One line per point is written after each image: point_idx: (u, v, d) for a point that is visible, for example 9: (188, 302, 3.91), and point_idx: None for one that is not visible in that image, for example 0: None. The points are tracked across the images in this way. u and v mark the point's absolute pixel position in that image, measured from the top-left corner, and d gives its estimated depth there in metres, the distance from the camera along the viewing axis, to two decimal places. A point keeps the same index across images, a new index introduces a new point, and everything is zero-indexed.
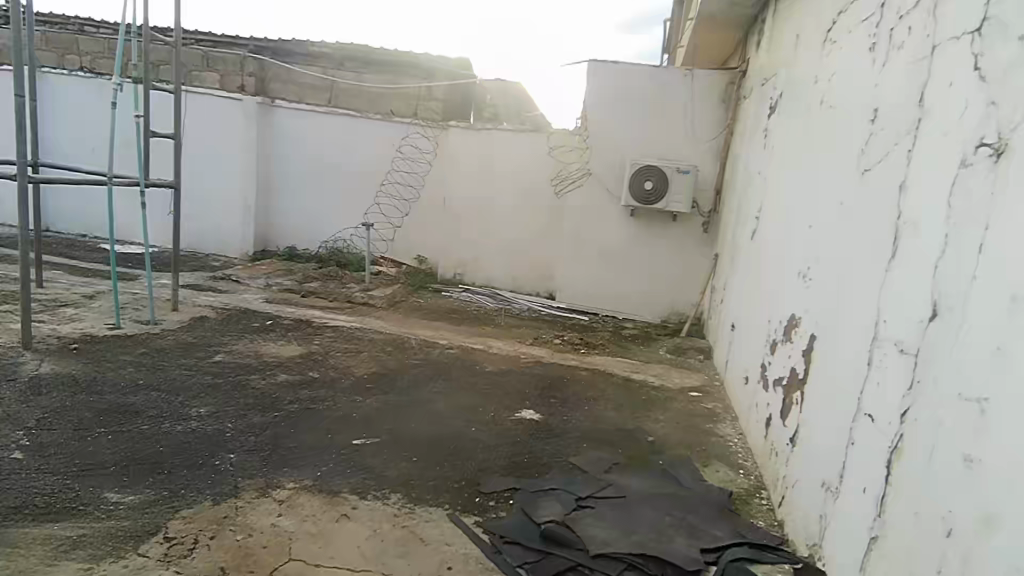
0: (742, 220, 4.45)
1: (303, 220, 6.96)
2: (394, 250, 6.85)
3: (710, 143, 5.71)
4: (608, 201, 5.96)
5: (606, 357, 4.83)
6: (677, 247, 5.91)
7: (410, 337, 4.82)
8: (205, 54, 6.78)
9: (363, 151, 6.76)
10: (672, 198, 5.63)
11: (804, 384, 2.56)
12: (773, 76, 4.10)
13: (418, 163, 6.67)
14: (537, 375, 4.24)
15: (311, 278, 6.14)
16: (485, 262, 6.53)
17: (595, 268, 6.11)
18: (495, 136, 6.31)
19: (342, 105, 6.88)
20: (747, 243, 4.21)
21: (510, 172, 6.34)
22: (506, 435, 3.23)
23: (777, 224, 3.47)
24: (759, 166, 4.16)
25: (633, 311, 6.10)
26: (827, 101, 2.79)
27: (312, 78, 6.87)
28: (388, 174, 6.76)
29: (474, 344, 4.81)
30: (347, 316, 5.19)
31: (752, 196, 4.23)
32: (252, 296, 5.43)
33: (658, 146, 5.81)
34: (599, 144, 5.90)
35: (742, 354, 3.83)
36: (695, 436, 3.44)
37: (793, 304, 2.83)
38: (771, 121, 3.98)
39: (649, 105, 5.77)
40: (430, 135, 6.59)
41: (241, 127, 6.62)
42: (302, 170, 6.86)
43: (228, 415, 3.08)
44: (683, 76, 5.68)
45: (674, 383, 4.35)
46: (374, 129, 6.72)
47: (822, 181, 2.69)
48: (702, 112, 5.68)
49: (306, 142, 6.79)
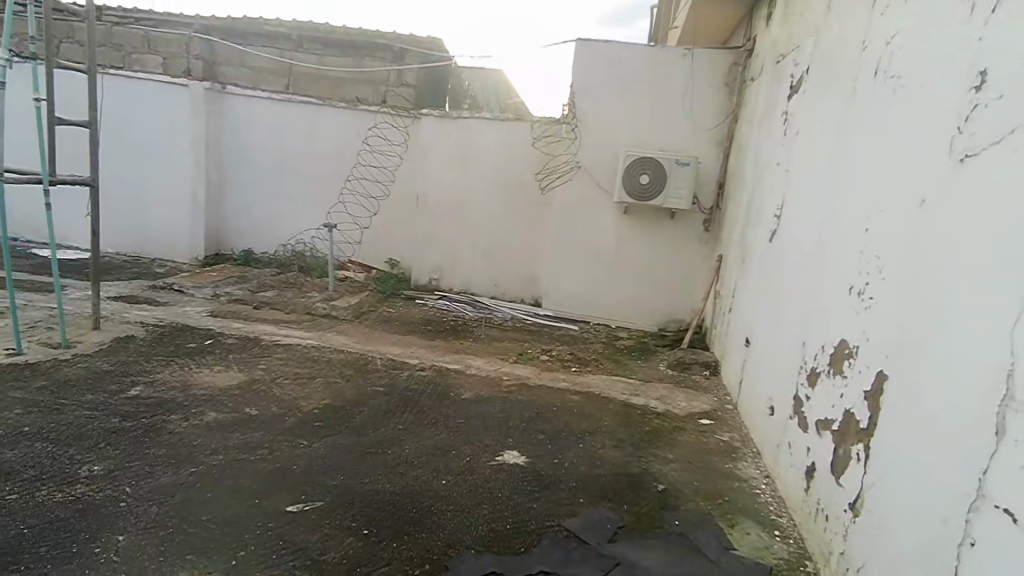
0: (756, 219, 3.86)
1: (259, 221, 6.26)
2: (362, 252, 6.18)
3: (712, 131, 5.13)
4: (599, 197, 5.35)
5: (601, 376, 4.23)
6: (677, 247, 5.32)
7: (374, 356, 4.17)
8: (146, 36, 6.01)
9: (325, 142, 6.03)
10: (670, 194, 5.05)
11: (867, 435, 1.96)
12: (795, 51, 3.50)
13: (386, 155, 5.94)
14: (522, 404, 3.60)
15: (267, 286, 5.45)
16: (463, 266, 5.90)
17: (585, 271, 5.50)
18: (471, 125, 5.68)
19: (301, 91, 6.09)
20: (763, 245, 3.62)
21: (489, 165, 5.71)
22: (483, 489, 2.60)
23: (807, 224, 2.87)
24: (777, 157, 3.57)
25: (627, 319, 5.51)
26: (886, 70, 2.20)
27: (267, 61, 6.08)
28: (354, 168, 6.02)
29: (449, 363, 4.17)
30: (304, 332, 4.52)
31: (768, 191, 3.65)
32: (194, 309, 4.73)
33: (654, 136, 5.21)
34: (588, 133, 5.28)
35: (763, 376, 3.25)
36: (714, 481, 2.85)
37: (842, 327, 2.25)
38: (793, 103, 3.39)
39: (645, 89, 5.16)
40: (402, 125, 5.88)
41: (189, 116, 5.90)
42: (258, 165, 6.16)
43: (128, 476, 2.42)
44: (682, 56, 5.08)
45: (680, 407, 3.76)
46: (337, 117, 5.98)
47: (885, 171, 2.10)
48: (704, 97, 5.09)
49: (262, 133, 6.09)
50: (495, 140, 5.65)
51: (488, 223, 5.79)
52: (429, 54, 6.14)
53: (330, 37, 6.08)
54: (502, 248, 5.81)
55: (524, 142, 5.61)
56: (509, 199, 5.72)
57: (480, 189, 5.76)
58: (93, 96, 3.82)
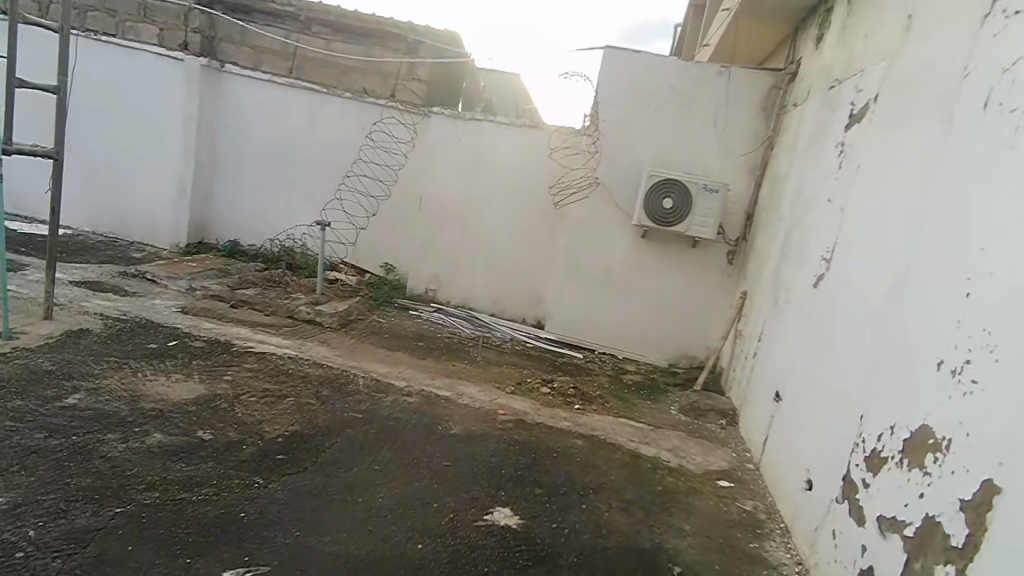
0: (796, 260, 3.46)
1: (251, 212, 5.84)
2: (356, 254, 5.75)
3: (745, 157, 4.73)
4: (616, 218, 4.95)
5: (605, 416, 3.80)
6: (696, 278, 4.92)
7: (357, 374, 3.73)
8: (143, 2, 5.62)
9: (326, 133, 5.61)
10: (694, 221, 4.65)
11: (962, 557, 1.54)
12: (856, 75, 3.11)
13: (391, 153, 5.53)
14: (518, 446, 3.17)
15: (249, 282, 5.03)
16: (464, 278, 5.48)
17: (595, 295, 5.09)
18: (485, 129, 5.28)
19: (307, 77, 5.69)
20: (805, 290, 3.21)
21: (501, 173, 5.30)
22: (465, 560, 2.15)
23: (873, 274, 2.46)
24: (828, 192, 3.17)
25: (636, 350, 5.10)
26: (1001, 100, 1.78)
27: (271, 41, 5.69)
28: (355, 164, 5.60)
29: (439, 390, 3.74)
30: (282, 339, 4.09)
31: (814, 230, 3.24)
32: (164, 303, 4.31)
33: (681, 157, 4.81)
34: (610, 148, 4.89)
35: (798, 441, 2.84)
36: (739, 565, 2.41)
37: (927, 409, 1.84)
38: (852, 134, 3.00)
39: (675, 106, 4.77)
40: (410, 123, 5.46)
41: (182, 93, 5.49)
42: (253, 151, 5.74)
43: (36, 514, 1.99)
44: (718, 73, 4.69)
45: (694, 462, 3.34)
46: (340, 107, 5.55)
47: (1000, 225, 1.69)
48: (738, 120, 4.70)
49: (260, 118, 5.67)
50: (509, 147, 5.25)
51: (494, 235, 5.37)
52: (444, 51, 5.72)
53: (342, 22, 5.67)
54: (507, 262, 5.39)
55: (539, 152, 5.21)
56: (519, 211, 5.31)
57: (488, 197, 5.34)
58: (64, 59, 3.41)
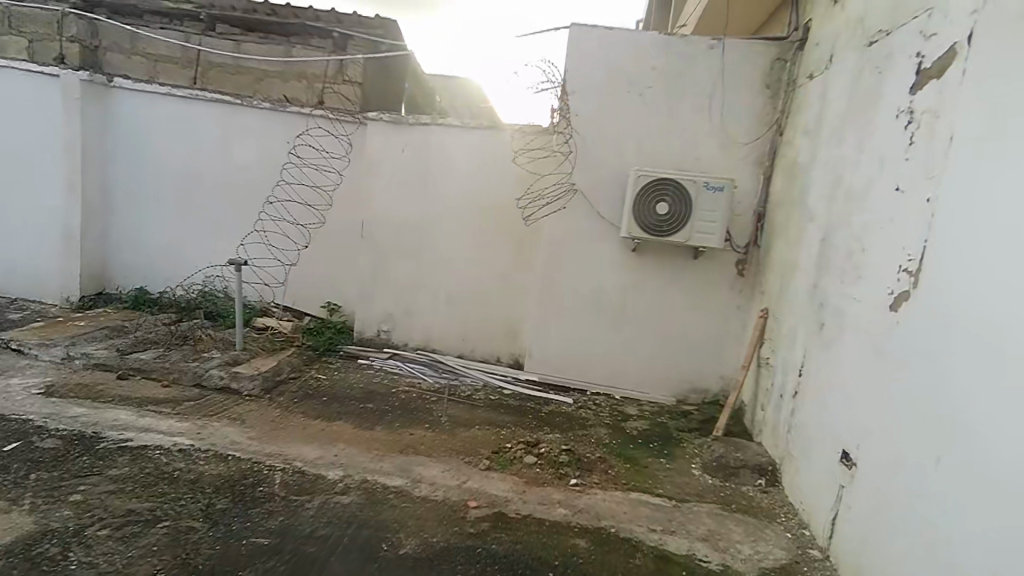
0: (848, 271, 2.62)
1: (161, 254, 4.85)
2: (292, 295, 4.79)
3: (749, 146, 3.93)
4: (600, 231, 4.11)
5: (612, 491, 2.88)
6: (701, 296, 4.08)
7: (276, 467, 2.74)
8: (5, 9, 4.62)
9: (243, 152, 4.65)
10: (696, 228, 3.81)
11: None
12: (919, 16, 2.29)
13: (323, 171, 4.60)
14: (500, 564, 2.21)
15: (151, 341, 4.01)
16: (424, 315, 4.54)
17: (582, 325, 4.23)
18: (434, 133, 4.33)
19: (215, 87, 4.74)
20: (872, 312, 2.37)
21: (458, 186, 4.37)
22: None
23: (1015, 296, 1.62)
24: (893, 177, 2.33)
25: (636, 387, 4.23)
26: None
27: (166, 47, 4.75)
28: (283, 187, 4.66)
29: (389, 478, 2.77)
30: (178, 422, 3.09)
31: (877, 229, 2.41)
32: (22, 385, 3.28)
33: (672, 151, 3.99)
34: (586, 148, 4.05)
35: (898, 533, 1.99)
36: None
37: None
38: (926, 96, 2.17)
39: (660, 90, 3.95)
40: (343, 132, 4.53)
41: (60, 117, 4.48)
42: (158, 178, 4.76)
43: None
44: (710, 47, 3.87)
45: (743, 557, 2.43)
46: (258, 119, 4.59)
47: None
48: (737, 102, 3.90)
49: (163, 140, 4.70)
50: (466, 154, 4.33)
51: (455, 261, 4.45)
52: (377, 43, 4.72)
53: (249, 18, 4.64)
54: (473, 292, 4.47)
55: (501, 158, 4.31)
56: (482, 231, 4.39)
57: (444, 215, 4.42)
58: None
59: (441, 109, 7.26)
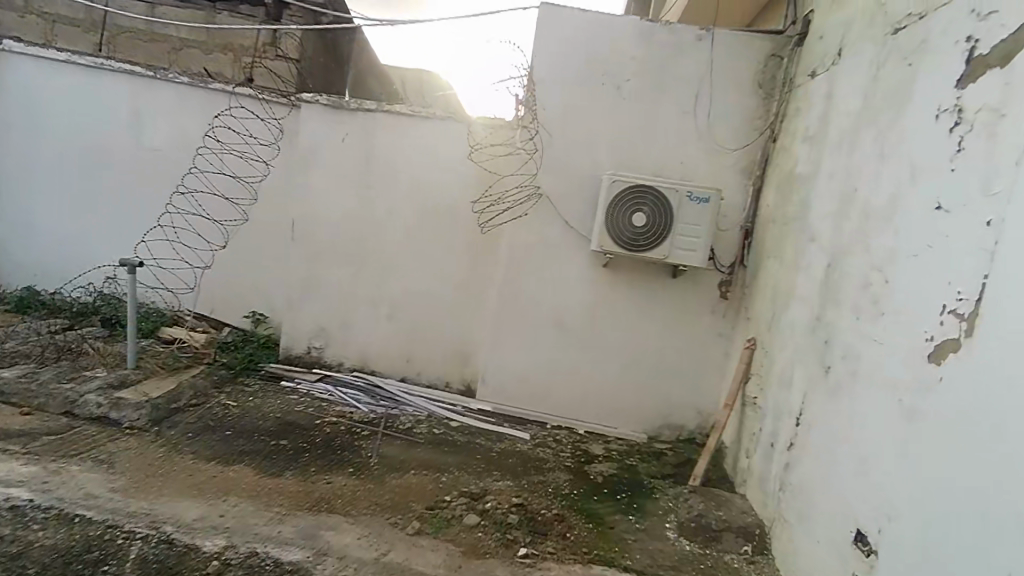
0: (865, 305, 2.15)
1: (54, 248, 4.14)
2: (209, 302, 4.14)
3: (737, 152, 3.46)
4: (567, 242, 3.59)
5: (569, 565, 2.34)
6: (678, 320, 3.59)
7: (137, 536, 2.11)
8: None
9: (156, 134, 3.99)
10: (675, 244, 3.31)
11: None
12: None
13: (250, 159, 3.98)
14: None
15: (22, 354, 3.32)
16: (362, 331, 3.93)
17: (544, 348, 3.70)
18: (379, 122, 3.75)
19: (126, 58, 4.09)
20: (900, 360, 1.89)
21: (406, 183, 3.80)
22: None
23: None
24: (934, 191, 1.85)
25: (604, 421, 3.71)
26: None
27: (67, 8, 4.14)
28: (202, 176, 4.02)
29: (288, 549, 2.16)
30: (24, 465, 2.43)
31: (908, 255, 1.93)
32: None
33: (651, 155, 3.50)
34: (554, 147, 3.54)
35: None
36: None
37: None
38: (982, 90, 1.69)
39: (638, 84, 3.46)
40: (272, 115, 3.92)
41: None
42: (52, 160, 4.06)
43: None
44: (697, 38, 3.40)
45: None
46: (174, 96, 3.95)
47: None
48: (726, 101, 3.43)
49: (61, 116, 4.00)
50: (415, 146, 3.76)
51: (400, 270, 3.87)
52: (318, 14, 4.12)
53: None
54: (420, 306, 3.89)
55: (456, 153, 3.75)
56: (432, 237, 3.82)
57: (389, 217, 3.83)
58: None
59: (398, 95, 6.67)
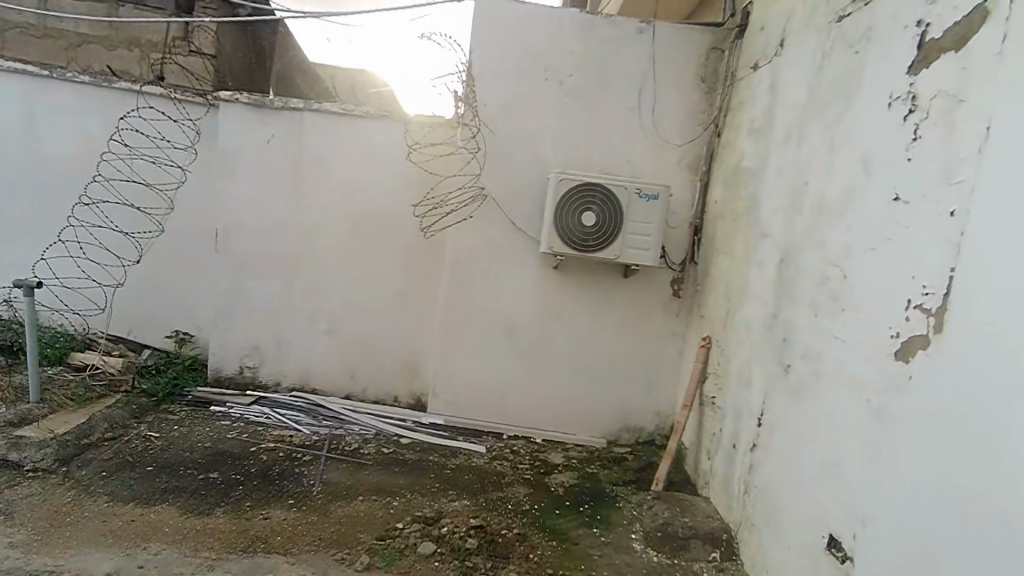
0: (823, 300, 2.10)
1: None
2: (126, 324, 3.76)
3: (683, 147, 3.41)
4: (515, 244, 3.44)
5: None
6: (632, 321, 3.51)
7: None
8: None
9: (53, 139, 3.59)
10: (626, 242, 3.23)
11: None
12: None
13: (165, 165, 3.64)
14: None
15: None
16: (300, 347, 3.66)
17: (496, 356, 3.54)
18: (307, 121, 3.50)
19: (14, 55, 3.66)
20: (864, 356, 1.83)
21: (340, 187, 3.56)
22: None
23: None
24: (890, 181, 1.81)
25: (561, 428, 3.58)
26: None
27: None
28: (110, 184, 3.64)
29: None
30: None
31: (866, 248, 1.89)
32: None
33: (596, 152, 3.40)
34: (497, 145, 3.39)
35: None
36: None
37: None
38: (937, 76, 1.65)
39: (581, 78, 3.35)
40: (188, 116, 3.60)
41: None
42: None
43: None
44: (639, 31, 3.33)
45: None
46: (72, 97, 3.56)
47: None
48: (670, 96, 3.37)
49: None
50: (349, 147, 3.53)
51: (338, 281, 3.62)
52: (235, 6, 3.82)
53: None
54: (362, 317, 3.65)
55: (393, 154, 3.54)
56: (371, 244, 3.60)
57: (324, 224, 3.58)
58: None
59: (329, 93, 6.32)
